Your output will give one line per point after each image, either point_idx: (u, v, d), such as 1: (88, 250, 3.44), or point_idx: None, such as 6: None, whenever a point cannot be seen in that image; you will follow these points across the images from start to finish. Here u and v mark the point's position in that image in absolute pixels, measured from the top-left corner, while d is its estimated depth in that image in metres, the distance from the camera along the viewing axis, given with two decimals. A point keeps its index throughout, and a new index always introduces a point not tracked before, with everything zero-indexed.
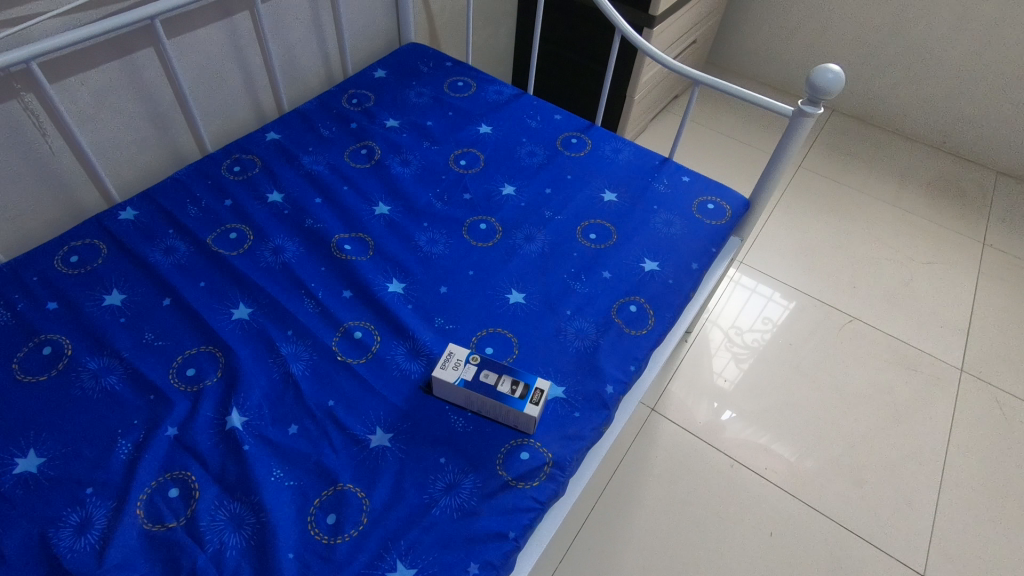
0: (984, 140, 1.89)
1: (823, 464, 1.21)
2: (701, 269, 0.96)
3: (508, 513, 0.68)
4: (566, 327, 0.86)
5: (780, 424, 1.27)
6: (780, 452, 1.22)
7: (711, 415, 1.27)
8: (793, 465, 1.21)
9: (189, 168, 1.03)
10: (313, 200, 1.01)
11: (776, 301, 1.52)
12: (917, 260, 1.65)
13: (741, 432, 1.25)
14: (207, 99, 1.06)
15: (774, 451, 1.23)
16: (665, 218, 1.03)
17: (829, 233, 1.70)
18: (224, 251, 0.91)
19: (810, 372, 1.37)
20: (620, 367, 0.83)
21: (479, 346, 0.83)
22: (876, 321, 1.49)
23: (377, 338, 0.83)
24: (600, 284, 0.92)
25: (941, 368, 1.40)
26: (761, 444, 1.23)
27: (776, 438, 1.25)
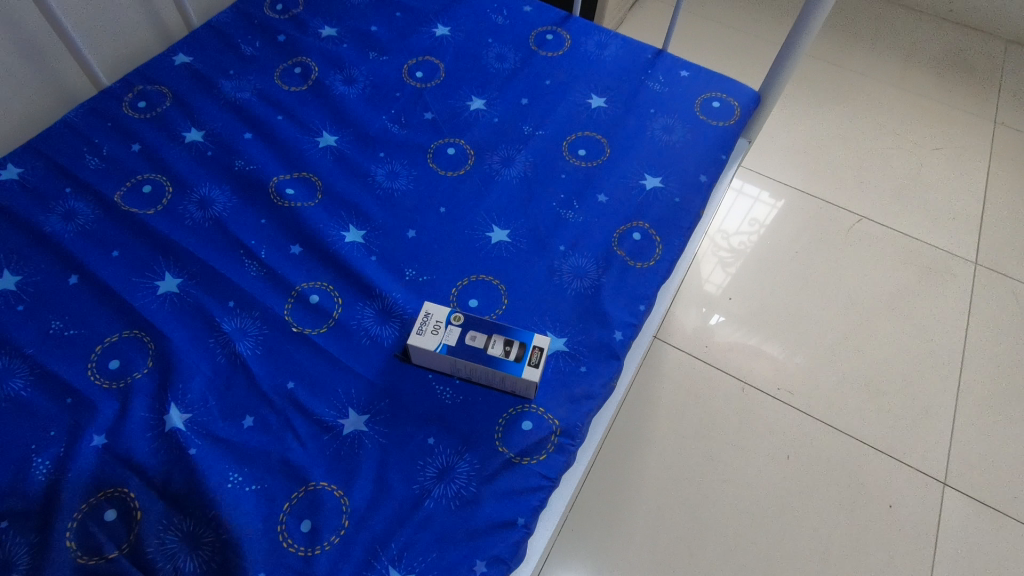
0: (997, 4, 1.70)
1: (811, 358, 1.17)
2: (710, 182, 0.83)
3: (514, 497, 0.58)
4: (560, 267, 0.73)
5: (769, 323, 1.21)
6: (770, 351, 1.17)
7: (700, 319, 1.21)
8: (782, 363, 1.16)
9: (82, 108, 0.84)
10: (242, 136, 0.83)
11: (764, 200, 1.40)
12: (926, 147, 1.52)
13: (732, 335, 1.19)
14: (88, 17, 0.84)
15: (764, 351, 1.17)
16: (665, 123, 0.88)
17: (831, 124, 1.55)
18: (137, 210, 0.74)
19: (816, 276, 1.28)
20: (629, 309, 0.71)
21: (461, 299, 0.70)
22: (886, 219, 1.38)
23: (338, 301, 0.70)
24: (595, 210, 0.78)
25: (954, 263, 1.31)
26: (751, 346, 1.18)
27: (767, 337, 1.19)
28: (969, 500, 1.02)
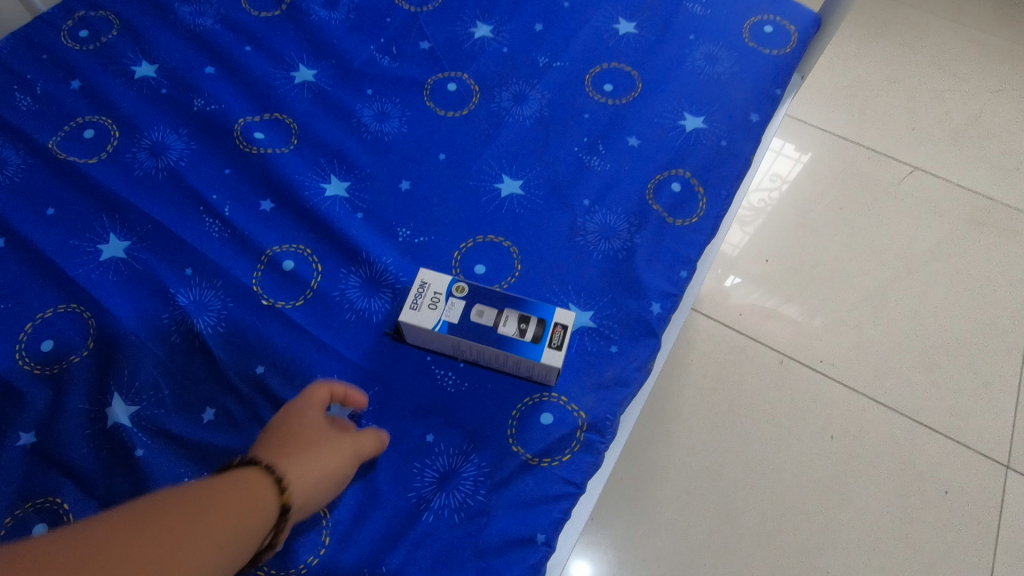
0: None
1: (832, 319, 1.05)
2: (762, 122, 0.69)
3: (531, 508, 0.48)
4: (584, 225, 0.61)
5: (793, 283, 1.09)
6: (788, 313, 1.06)
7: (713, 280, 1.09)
8: (803, 325, 1.04)
9: (12, 37, 0.70)
10: (202, 69, 0.69)
11: (786, 153, 1.25)
12: (986, 89, 1.35)
13: (749, 297, 1.07)
14: None
15: (781, 314, 1.06)
16: (707, 52, 0.73)
17: (880, 64, 1.38)
18: (77, 160, 0.62)
19: (860, 234, 1.14)
20: (667, 276, 0.59)
21: (465, 265, 0.58)
22: (941, 170, 1.23)
23: (316, 267, 0.58)
24: (625, 157, 0.65)
25: (1018, 220, 1.17)
26: (767, 308, 1.06)
27: (785, 300, 1.07)
28: None
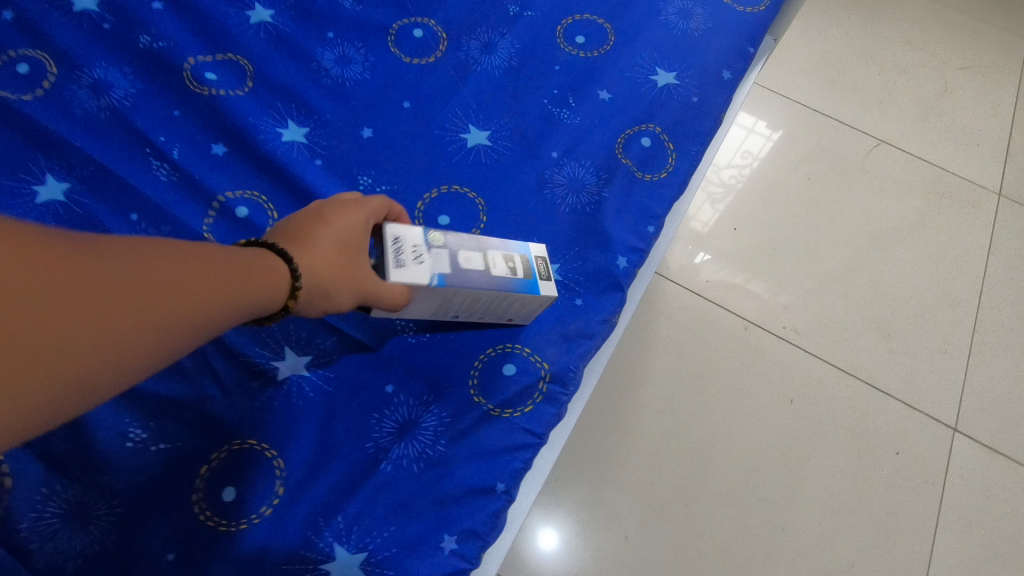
0: None
1: (797, 297, 1.06)
2: (734, 80, 0.68)
3: (493, 457, 0.47)
4: (552, 178, 0.59)
5: (757, 260, 1.09)
6: (755, 290, 1.06)
7: (681, 258, 1.09)
8: (767, 302, 1.05)
9: None
10: (149, 3, 0.65)
11: (759, 131, 1.25)
12: (952, 65, 1.37)
13: (717, 275, 1.07)
14: None
15: (748, 290, 1.06)
16: (681, 7, 0.72)
17: (852, 36, 1.39)
18: (9, 96, 0.58)
19: (829, 202, 1.16)
20: (635, 230, 0.58)
21: (429, 217, 0.57)
22: (906, 143, 1.25)
23: (272, 215, 0.55)
24: (595, 111, 0.64)
25: (977, 194, 1.20)
26: (734, 284, 1.06)
27: (752, 275, 1.08)
28: (980, 447, 0.95)
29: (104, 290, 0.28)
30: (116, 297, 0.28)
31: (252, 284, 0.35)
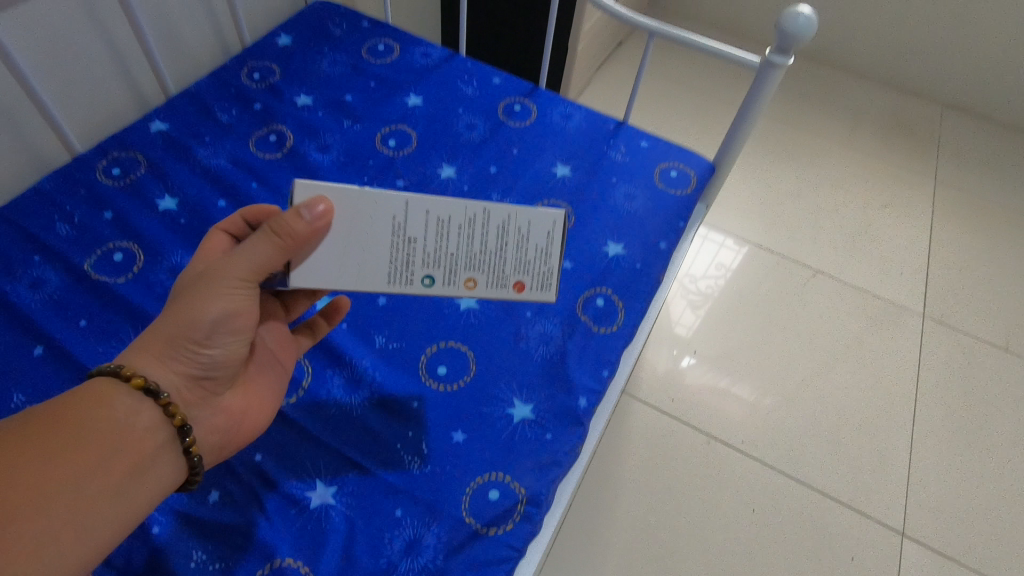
0: (931, 71, 1.91)
1: (781, 398, 1.22)
2: (669, 248, 0.87)
3: (480, 568, 0.59)
4: (526, 333, 0.76)
5: (737, 365, 1.27)
6: (741, 393, 1.22)
7: (669, 361, 1.26)
8: (754, 404, 1.21)
9: (54, 175, 0.84)
10: (216, 202, 0.85)
11: (729, 246, 1.49)
12: (875, 204, 1.62)
13: (702, 377, 1.24)
14: (65, 87, 0.85)
15: (735, 393, 1.22)
16: (626, 191, 0.92)
17: (788, 180, 1.65)
18: (107, 279, 0.75)
19: (781, 319, 1.36)
20: (593, 375, 0.73)
21: (430, 367, 0.72)
22: (839, 272, 1.46)
23: (308, 369, 0.71)
24: (560, 277, 0.82)
25: (905, 315, 1.39)
26: (722, 387, 1.23)
27: (735, 379, 1.24)
28: (926, 550, 1.05)
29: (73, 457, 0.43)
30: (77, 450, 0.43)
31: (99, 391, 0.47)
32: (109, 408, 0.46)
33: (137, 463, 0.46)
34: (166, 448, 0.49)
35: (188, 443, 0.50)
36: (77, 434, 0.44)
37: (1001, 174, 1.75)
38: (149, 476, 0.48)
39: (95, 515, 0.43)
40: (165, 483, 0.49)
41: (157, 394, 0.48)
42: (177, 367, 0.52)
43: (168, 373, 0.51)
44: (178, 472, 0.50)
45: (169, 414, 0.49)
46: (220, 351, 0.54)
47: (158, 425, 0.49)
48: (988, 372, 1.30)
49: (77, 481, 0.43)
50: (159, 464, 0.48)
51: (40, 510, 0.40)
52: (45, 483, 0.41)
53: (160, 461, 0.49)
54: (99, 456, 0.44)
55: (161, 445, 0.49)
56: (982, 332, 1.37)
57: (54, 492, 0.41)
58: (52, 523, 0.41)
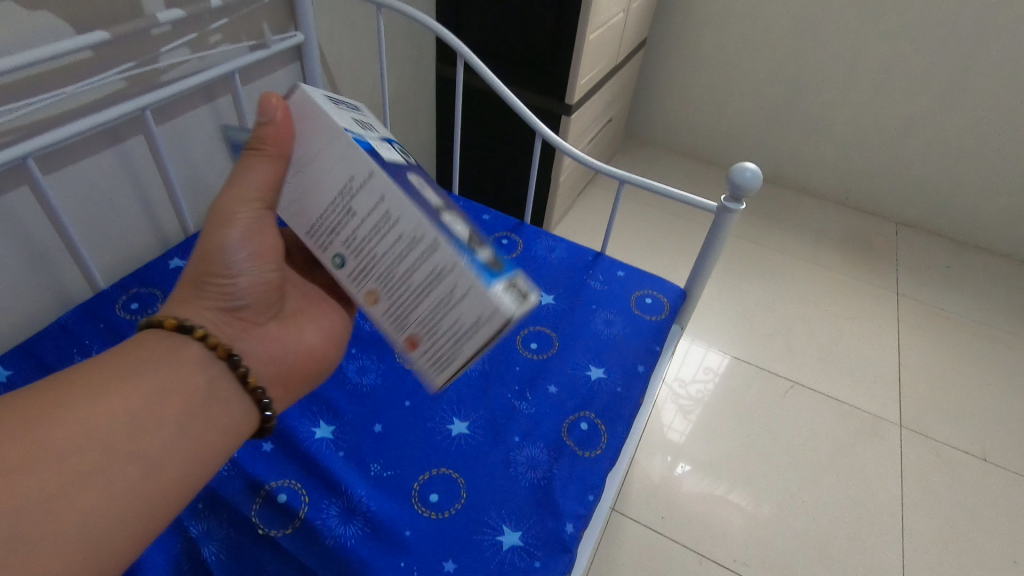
0: (882, 194, 2.12)
1: (780, 507, 1.25)
2: (647, 371, 0.93)
3: None
4: (515, 458, 0.80)
5: (735, 472, 1.31)
6: (738, 502, 1.25)
7: (664, 468, 1.31)
8: (752, 515, 1.23)
9: (77, 311, 0.91)
10: None
11: (714, 350, 1.59)
12: (844, 316, 1.73)
13: (698, 485, 1.28)
14: (98, 231, 0.95)
15: (732, 502, 1.25)
16: (606, 317, 1.01)
17: (760, 294, 1.77)
18: None
19: (768, 427, 1.41)
20: (579, 499, 0.76)
21: (423, 495, 0.75)
22: (815, 382, 1.53)
23: (304, 499, 0.73)
24: (546, 402, 0.87)
25: (882, 426, 1.44)
26: (719, 495, 1.26)
27: (733, 486, 1.28)
28: None
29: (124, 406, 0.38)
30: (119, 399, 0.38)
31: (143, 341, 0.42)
32: (129, 354, 0.41)
33: (151, 407, 0.39)
34: (195, 394, 0.41)
35: (242, 371, 0.44)
36: (81, 377, 0.38)
37: (956, 286, 1.88)
38: (170, 427, 0.39)
39: (107, 465, 0.36)
40: (200, 435, 0.41)
41: (190, 330, 0.43)
42: (209, 304, 0.47)
43: (203, 312, 0.46)
44: (220, 423, 0.43)
45: (211, 345, 0.43)
46: (248, 279, 0.47)
47: (183, 365, 0.42)
48: (967, 482, 1.34)
49: (74, 428, 0.36)
50: (189, 413, 0.41)
51: (76, 450, 0.36)
52: (89, 420, 0.37)
53: (186, 410, 0.41)
54: (104, 402, 0.38)
55: (187, 393, 0.41)
56: (956, 441, 1.43)
57: (39, 441, 0.35)
58: (45, 478, 0.34)
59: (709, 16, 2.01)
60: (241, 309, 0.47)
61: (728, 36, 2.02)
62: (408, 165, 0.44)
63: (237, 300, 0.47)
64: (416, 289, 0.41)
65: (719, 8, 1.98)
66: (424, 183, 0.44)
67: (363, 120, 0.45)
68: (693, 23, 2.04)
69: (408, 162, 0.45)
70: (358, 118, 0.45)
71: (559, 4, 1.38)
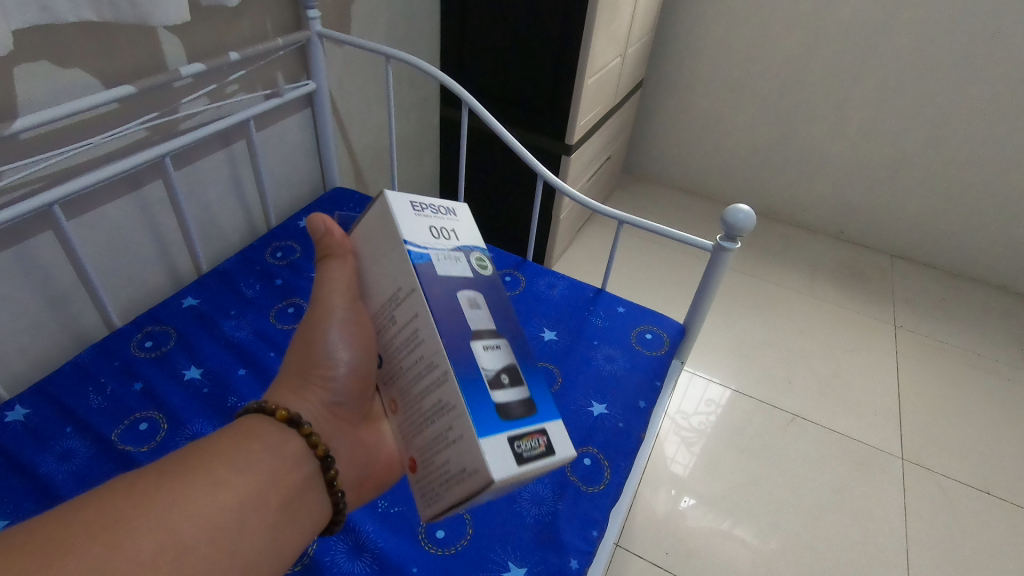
0: (876, 228, 2.16)
1: (787, 542, 1.25)
2: (648, 407, 0.95)
3: None
4: (520, 495, 0.81)
5: (743, 507, 1.31)
6: (744, 537, 1.25)
7: (669, 502, 1.31)
8: (759, 549, 1.23)
9: (93, 350, 0.93)
10: (236, 372, 0.94)
11: (716, 383, 1.61)
12: (842, 348, 1.75)
13: (703, 519, 1.28)
14: (115, 271, 0.98)
15: (738, 537, 1.25)
16: (607, 353, 1.03)
17: (759, 327, 1.80)
18: (131, 448, 0.81)
19: (770, 460, 1.42)
20: (583, 536, 0.77)
21: (430, 532, 0.76)
22: (816, 415, 1.54)
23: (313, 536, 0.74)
24: None
25: (884, 458, 1.45)
26: (725, 530, 1.26)
27: (738, 520, 1.28)
28: None
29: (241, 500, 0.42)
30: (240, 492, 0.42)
31: (252, 432, 0.46)
32: (239, 445, 0.45)
33: (257, 502, 0.42)
34: (288, 490, 0.45)
35: (332, 474, 0.49)
36: (200, 464, 0.42)
37: (953, 318, 1.91)
38: (268, 522, 0.43)
39: (220, 558, 0.39)
40: (287, 534, 0.44)
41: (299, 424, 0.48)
42: (314, 399, 0.52)
43: (308, 406, 0.51)
44: (303, 519, 0.46)
45: (312, 444, 0.48)
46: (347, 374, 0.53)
47: (282, 460, 0.46)
48: (972, 515, 1.34)
49: (201, 515, 0.39)
50: (282, 509, 0.44)
51: (205, 538, 0.39)
52: (213, 509, 0.40)
53: (280, 505, 0.44)
54: (221, 493, 0.41)
55: (284, 489, 0.45)
56: (958, 474, 1.43)
57: (166, 526, 0.38)
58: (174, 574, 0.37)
59: (703, 59, 2.09)
60: (338, 405, 0.52)
61: (721, 78, 2.10)
62: (462, 281, 0.49)
63: (337, 395, 0.52)
64: (424, 415, 0.47)
65: (712, 51, 2.06)
66: (473, 303, 0.48)
67: (440, 228, 0.51)
68: (687, 65, 2.13)
69: (467, 278, 0.50)
70: (436, 224, 0.51)
71: (559, 51, 1.45)
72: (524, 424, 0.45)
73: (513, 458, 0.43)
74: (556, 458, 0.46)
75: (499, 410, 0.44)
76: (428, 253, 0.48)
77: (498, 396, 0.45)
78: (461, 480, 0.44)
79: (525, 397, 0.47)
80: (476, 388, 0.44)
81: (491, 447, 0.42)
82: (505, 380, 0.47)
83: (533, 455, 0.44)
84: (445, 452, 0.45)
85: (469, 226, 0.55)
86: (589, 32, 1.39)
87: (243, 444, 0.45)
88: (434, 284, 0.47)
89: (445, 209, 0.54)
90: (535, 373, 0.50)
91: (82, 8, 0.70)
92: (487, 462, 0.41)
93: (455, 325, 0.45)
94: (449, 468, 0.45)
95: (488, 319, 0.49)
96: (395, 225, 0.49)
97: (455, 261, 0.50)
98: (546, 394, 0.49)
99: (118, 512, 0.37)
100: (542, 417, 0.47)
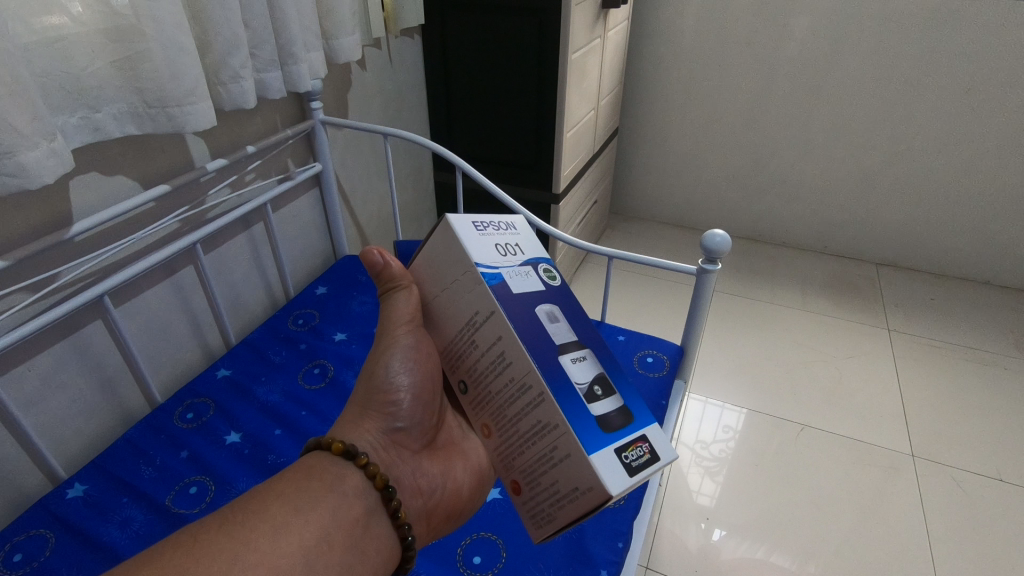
0: (856, 240, 2.27)
1: (822, 566, 1.27)
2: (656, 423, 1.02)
3: None
4: None
5: (770, 533, 1.34)
6: (781, 563, 1.27)
7: (701, 535, 1.34)
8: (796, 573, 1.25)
9: (140, 426, 1.01)
10: (272, 432, 1.01)
11: (729, 407, 1.66)
12: (841, 356, 1.82)
13: (736, 550, 1.30)
14: (156, 351, 1.07)
15: (774, 563, 1.28)
16: None
17: (757, 345, 1.88)
18: (185, 511, 0.88)
19: (785, 474, 1.47)
20: (609, 546, 0.83)
21: (467, 559, 0.82)
22: (822, 424, 1.60)
23: None
24: None
25: (896, 458, 1.50)
26: (759, 558, 1.29)
27: (772, 547, 1.30)
28: None
29: (300, 540, 0.43)
30: (299, 531, 0.43)
31: (310, 474, 0.49)
32: (301, 486, 0.47)
33: (322, 542, 0.44)
34: (352, 526, 0.47)
35: (394, 505, 0.51)
36: (261, 512, 0.43)
37: (942, 315, 1.99)
38: (336, 564, 0.44)
39: None
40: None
41: (355, 455, 0.51)
42: (375, 428, 0.57)
43: (369, 435, 0.56)
44: (372, 556, 0.48)
45: (370, 475, 0.50)
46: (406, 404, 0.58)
47: (344, 497, 0.48)
48: (991, 506, 1.38)
49: (262, 562, 0.40)
50: (347, 549, 0.46)
51: None
52: (274, 556, 0.41)
53: (344, 543, 0.46)
54: (284, 538, 0.42)
55: (347, 527, 0.46)
56: (970, 465, 1.48)
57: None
58: None
59: (670, 104, 2.26)
60: (399, 435, 0.58)
61: (691, 118, 2.26)
62: (537, 298, 0.52)
63: (398, 424, 0.58)
64: (524, 435, 0.50)
65: (679, 96, 2.22)
66: (553, 318, 0.52)
67: (506, 246, 0.55)
68: (657, 111, 2.29)
69: (539, 292, 0.53)
70: (502, 245, 0.55)
71: (538, 111, 1.59)
72: (624, 433, 0.50)
73: (623, 468, 0.47)
74: (658, 462, 0.50)
75: (599, 421, 0.49)
76: (500, 272, 0.51)
77: (595, 408, 0.50)
78: (574, 498, 0.47)
79: (619, 405, 0.52)
80: (574, 401, 0.48)
81: (602, 459, 0.46)
82: (598, 391, 0.51)
83: (638, 462, 0.49)
84: (551, 472, 0.48)
85: (529, 240, 0.58)
86: (562, 91, 1.53)
87: (298, 489, 0.47)
88: (507, 303, 0.50)
89: (505, 226, 0.58)
90: (623, 380, 0.54)
91: (128, 124, 0.82)
92: (600, 475, 0.45)
93: (545, 345, 0.49)
94: (558, 488, 0.48)
95: (569, 331, 0.52)
96: (467, 248, 0.52)
97: (525, 276, 0.53)
98: (638, 402, 0.54)
99: (182, 563, 0.38)
100: (638, 423, 0.52)
